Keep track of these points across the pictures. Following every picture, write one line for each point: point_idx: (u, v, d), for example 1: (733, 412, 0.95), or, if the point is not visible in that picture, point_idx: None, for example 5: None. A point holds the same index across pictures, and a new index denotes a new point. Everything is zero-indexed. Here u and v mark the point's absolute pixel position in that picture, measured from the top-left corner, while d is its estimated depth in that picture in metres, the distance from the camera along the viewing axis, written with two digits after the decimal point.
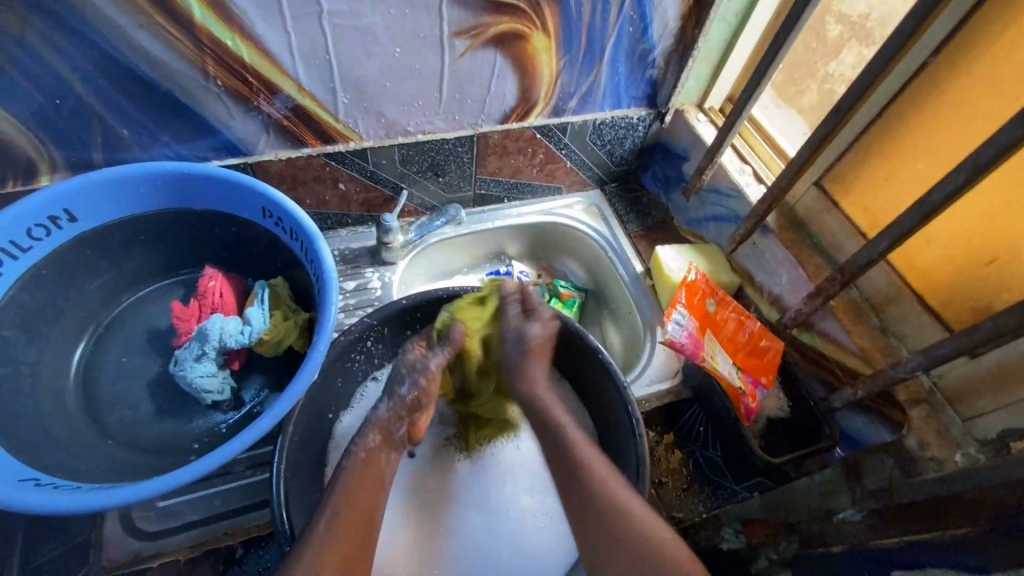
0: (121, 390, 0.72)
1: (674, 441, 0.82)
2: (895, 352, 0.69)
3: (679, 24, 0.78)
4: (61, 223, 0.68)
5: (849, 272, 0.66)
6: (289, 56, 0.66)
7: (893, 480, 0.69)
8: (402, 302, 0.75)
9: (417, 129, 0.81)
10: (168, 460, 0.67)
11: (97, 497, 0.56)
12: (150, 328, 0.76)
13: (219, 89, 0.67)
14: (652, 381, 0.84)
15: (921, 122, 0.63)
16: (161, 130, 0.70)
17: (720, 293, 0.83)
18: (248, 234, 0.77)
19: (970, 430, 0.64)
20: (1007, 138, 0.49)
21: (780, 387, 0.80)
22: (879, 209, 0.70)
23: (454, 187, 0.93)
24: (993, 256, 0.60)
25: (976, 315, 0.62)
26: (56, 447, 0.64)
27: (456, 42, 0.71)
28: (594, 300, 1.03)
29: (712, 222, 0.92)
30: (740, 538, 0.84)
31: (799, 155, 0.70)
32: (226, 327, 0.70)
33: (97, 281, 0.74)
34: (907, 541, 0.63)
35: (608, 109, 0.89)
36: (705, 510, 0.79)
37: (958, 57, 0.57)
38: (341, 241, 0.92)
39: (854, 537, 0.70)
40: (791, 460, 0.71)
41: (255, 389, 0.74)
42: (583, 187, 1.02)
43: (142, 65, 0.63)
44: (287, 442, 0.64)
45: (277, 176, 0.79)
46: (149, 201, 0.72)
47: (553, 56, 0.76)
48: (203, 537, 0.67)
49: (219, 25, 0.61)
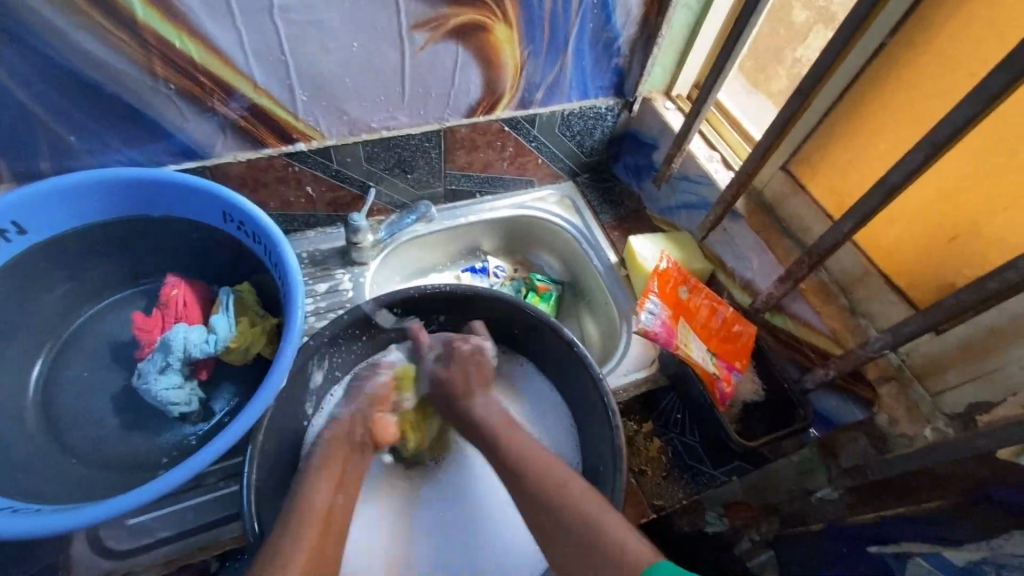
0: (83, 405, 0.70)
1: (653, 430, 0.87)
2: (864, 331, 0.70)
3: (642, 11, 0.77)
4: (8, 235, 0.65)
5: (816, 255, 0.67)
6: (242, 54, 0.64)
7: (866, 458, 0.66)
8: (372, 307, 0.73)
9: (381, 125, 0.79)
10: (136, 476, 0.66)
11: (58, 519, 0.54)
12: (112, 341, 0.74)
13: (171, 91, 0.65)
14: (628, 371, 0.85)
15: (882, 104, 0.63)
16: (112, 136, 0.68)
17: (692, 280, 0.84)
18: (210, 240, 0.74)
19: (939, 405, 0.66)
20: (963, 115, 0.50)
21: (755, 371, 0.81)
22: (844, 191, 0.70)
23: (423, 184, 0.91)
24: (953, 233, 0.60)
25: (939, 292, 0.63)
26: (14, 467, 0.62)
27: (415, 35, 0.69)
28: (569, 291, 1.02)
29: (684, 210, 0.92)
30: (723, 521, 0.80)
31: (765, 138, 0.70)
32: (190, 336, 0.68)
33: (54, 294, 0.71)
34: (881, 516, 0.63)
35: (575, 99, 0.88)
36: (684, 496, 0.84)
37: (915, 37, 0.58)
38: (309, 242, 0.90)
39: (832, 515, 0.68)
40: (767, 444, 0.72)
41: (225, 399, 0.72)
42: (555, 179, 1.01)
43: (86, 67, 0.60)
44: (259, 453, 0.62)
45: (239, 178, 0.77)
46: (103, 208, 0.70)
47: (516, 47, 0.75)
48: (176, 552, 0.66)
49: (165, 23, 0.59)
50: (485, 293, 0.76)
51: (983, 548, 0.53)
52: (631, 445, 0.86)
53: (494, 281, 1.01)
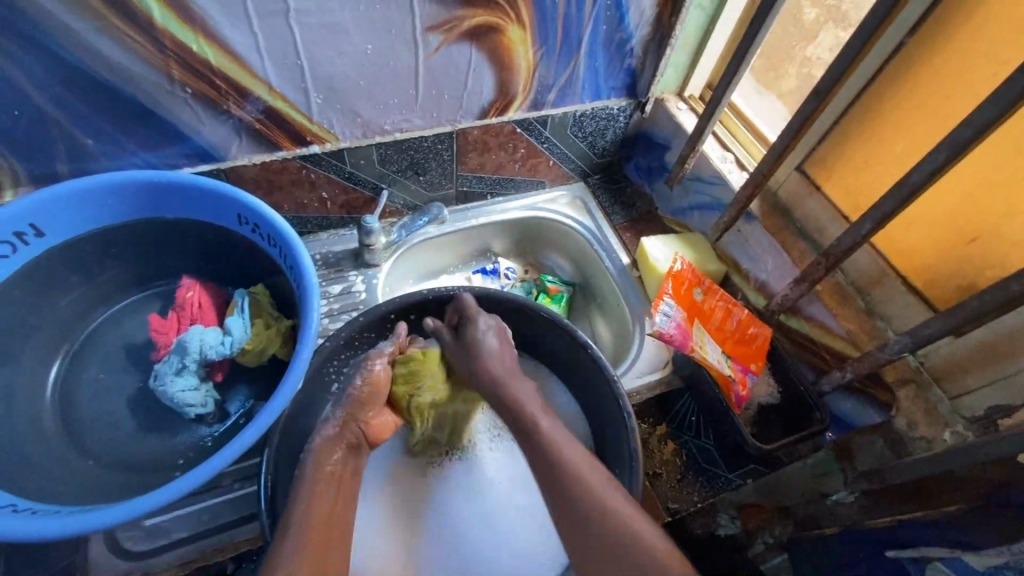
0: (100, 407, 0.70)
1: (668, 433, 0.83)
2: (881, 334, 0.69)
3: (655, 11, 0.77)
4: (27, 238, 0.66)
5: (833, 257, 0.66)
6: (257, 58, 0.64)
7: (883, 461, 0.68)
8: (388, 310, 0.74)
9: (395, 127, 0.79)
10: (153, 477, 0.66)
11: (77, 520, 0.54)
12: (128, 343, 0.74)
13: (186, 94, 0.65)
14: (643, 372, 0.84)
15: (899, 104, 0.63)
16: (129, 139, 0.68)
17: (706, 281, 0.83)
18: (225, 242, 0.75)
19: (958, 408, 0.63)
20: (986, 115, 0.49)
21: (770, 374, 0.80)
22: (861, 192, 0.70)
23: (435, 185, 0.91)
24: (974, 234, 0.60)
25: (958, 294, 0.62)
26: (34, 469, 0.63)
27: (429, 37, 0.69)
28: (581, 293, 1.02)
29: (697, 211, 0.92)
30: (735, 523, 0.88)
31: (780, 140, 0.70)
32: (206, 338, 0.68)
33: (71, 297, 0.72)
34: (900, 520, 0.66)
35: (587, 101, 0.88)
36: (700, 500, 0.79)
37: (933, 38, 0.57)
38: (322, 244, 0.90)
39: (848, 518, 0.73)
40: (783, 446, 0.71)
41: (240, 400, 0.72)
42: (567, 180, 1.01)
43: (105, 71, 0.61)
44: (274, 455, 0.63)
45: (253, 180, 0.77)
46: (119, 210, 0.70)
47: (529, 48, 0.75)
48: (193, 553, 0.67)
49: (181, 27, 0.59)
50: (500, 297, 0.76)
51: (1003, 553, 0.53)
52: (644, 447, 0.82)
53: (505, 282, 1.01)
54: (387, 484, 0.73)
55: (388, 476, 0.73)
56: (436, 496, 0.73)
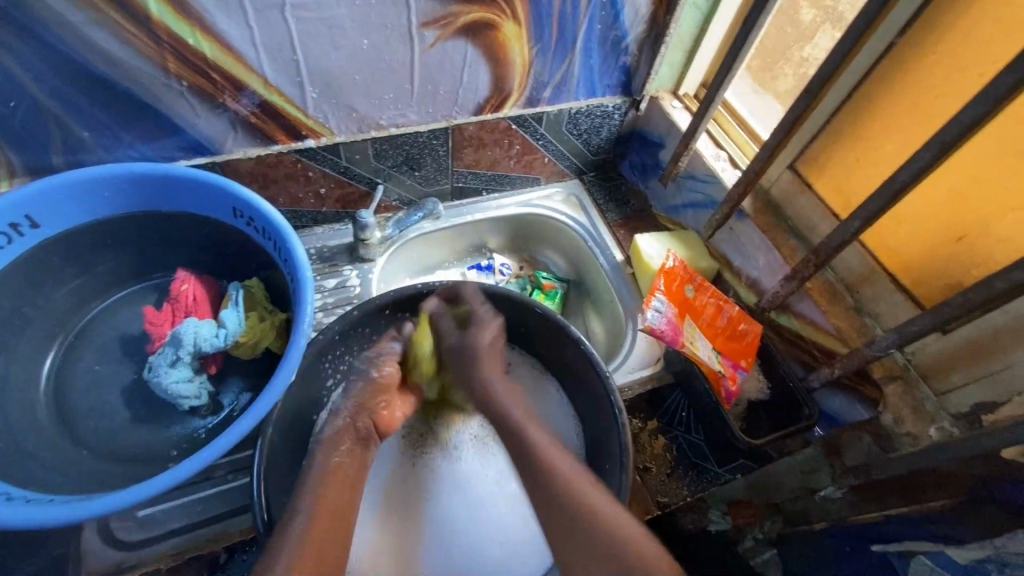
0: (94, 397, 0.71)
1: (657, 428, 0.84)
2: (870, 330, 0.70)
3: (650, 10, 0.77)
4: (22, 229, 0.66)
5: (823, 255, 0.67)
6: (252, 50, 0.64)
7: (870, 456, 0.69)
8: (383, 301, 0.74)
9: (390, 122, 0.80)
10: (147, 468, 0.66)
11: (72, 509, 0.54)
12: (123, 335, 0.75)
13: (183, 87, 0.65)
14: (635, 368, 0.85)
15: (888, 105, 0.64)
16: (125, 132, 0.69)
17: (698, 277, 0.84)
18: (221, 235, 0.75)
19: (944, 404, 0.64)
20: (972, 115, 0.50)
21: (759, 370, 0.81)
22: (852, 191, 0.70)
23: (430, 181, 0.92)
24: (962, 233, 0.60)
25: (945, 292, 0.63)
26: (28, 458, 0.63)
27: (425, 32, 0.70)
28: (575, 290, 1.03)
29: (690, 209, 0.92)
30: (726, 519, 0.88)
31: (772, 137, 0.71)
32: (200, 330, 0.69)
33: (65, 289, 0.72)
34: (886, 516, 0.66)
35: (583, 98, 0.88)
36: (691, 494, 0.80)
37: (923, 39, 0.58)
38: (318, 239, 0.91)
39: (837, 513, 0.73)
40: (771, 442, 0.72)
41: (234, 393, 0.73)
42: (561, 177, 1.02)
43: (99, 62, 0.61)
44: (268, 445, 0.63)
45: (248, 174, 0.78)
46: (114, 203, 0.71)
47: (524, 44, 0.76)
48: (185, 544, 0.67)
49: (178, 20, 0.59)
50: (494, 291, 0.77)
51: (988, 546, 0.54)
52: (635, 442, 0.83)
53: (500, 279, 1.02)
54: (392, 482, 0.73)
55: (392, 474, 0.73)
56: (437, 493, 0.73)
